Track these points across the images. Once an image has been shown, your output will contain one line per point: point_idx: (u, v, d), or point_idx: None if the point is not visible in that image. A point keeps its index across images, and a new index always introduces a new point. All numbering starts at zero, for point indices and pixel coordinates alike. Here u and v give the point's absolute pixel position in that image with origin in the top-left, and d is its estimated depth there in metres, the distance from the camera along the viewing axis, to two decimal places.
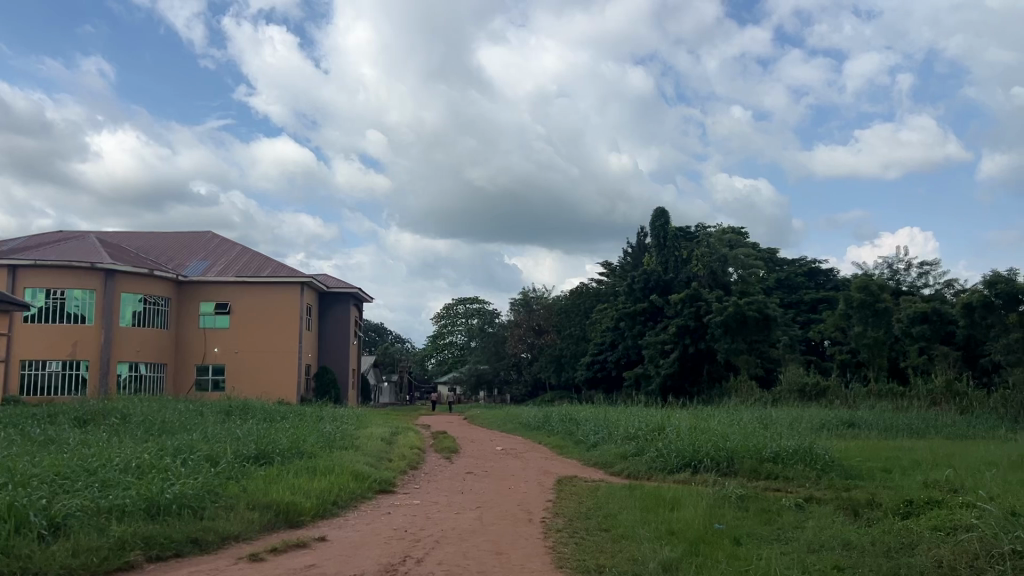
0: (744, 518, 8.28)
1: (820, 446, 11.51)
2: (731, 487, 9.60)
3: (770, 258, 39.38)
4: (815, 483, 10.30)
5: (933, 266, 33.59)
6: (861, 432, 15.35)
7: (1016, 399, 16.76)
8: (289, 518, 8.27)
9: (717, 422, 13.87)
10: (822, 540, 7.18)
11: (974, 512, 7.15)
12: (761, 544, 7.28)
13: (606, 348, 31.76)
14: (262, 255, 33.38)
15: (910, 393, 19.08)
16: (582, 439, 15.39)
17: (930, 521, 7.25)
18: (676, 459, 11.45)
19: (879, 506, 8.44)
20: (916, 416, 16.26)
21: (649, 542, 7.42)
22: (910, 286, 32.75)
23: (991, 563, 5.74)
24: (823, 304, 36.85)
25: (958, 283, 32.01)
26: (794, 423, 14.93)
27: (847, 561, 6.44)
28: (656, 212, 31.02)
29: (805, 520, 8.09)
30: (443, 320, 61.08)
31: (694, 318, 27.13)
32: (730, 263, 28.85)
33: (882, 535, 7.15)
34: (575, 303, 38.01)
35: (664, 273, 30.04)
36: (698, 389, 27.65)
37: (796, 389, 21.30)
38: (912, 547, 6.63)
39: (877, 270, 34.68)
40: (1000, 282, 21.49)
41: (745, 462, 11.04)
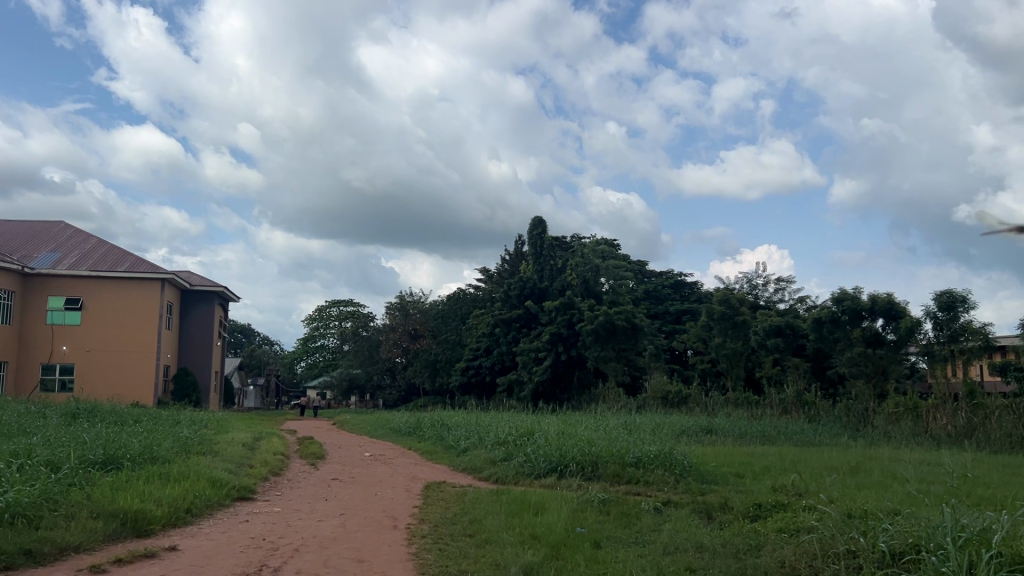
0: (605, 521, 8.47)
1: (678, 451, 11.92)
2: (595, 491, 9.82)
3: (639, 270, 40.81)
4: (673, 487, 10.67)
5: (788, 283, 35.60)
6: (718, 438, 16.07)
7: (857, 409, 17.94)
8: (137, 527, 7.83)
9: (583, 428, 14.15)
10: (677, 542, 7.44)
11: (815, 514, 7.61)
12: (619, 547, 7.46)
13: (480, 354, 31.83)
14: (120, 249, 31.59)
15: (765, 401, 20.14)
16: (452, 444, 15.36)
17: (775, 524, 7.65)
18: (544, 463, 11.64)
19: (730, 509, 8.84)
20: (768, 423, 17.13)
21: (511, 547, 7.46)
22: (766, 301, 34.65)
23: (829, 562, 6.12)
24: (686, 315, 38.48)
25: (810, 298, 34.09)
26: (656, 429, 15.43)
27: (699, 563, 6.69)
28: (534, 221, 31.36)
29: (662, 524, 8.36)
30: (314, 322, 59.67)
31: (566, 325, 27.64)
32: (602, 273, 29.39)
33: (732, 537, 7.47)
34: (452, 308, 38.00)
35: (540, 281, 30.52)
36: (568, 396, 28.16)
37: (660, 397, 22.09)
38: (759, 548, 6.98)
39: (737, 285, 36.45)
40: (846, 299, 23.08)
41: (608, 466, 11.31)
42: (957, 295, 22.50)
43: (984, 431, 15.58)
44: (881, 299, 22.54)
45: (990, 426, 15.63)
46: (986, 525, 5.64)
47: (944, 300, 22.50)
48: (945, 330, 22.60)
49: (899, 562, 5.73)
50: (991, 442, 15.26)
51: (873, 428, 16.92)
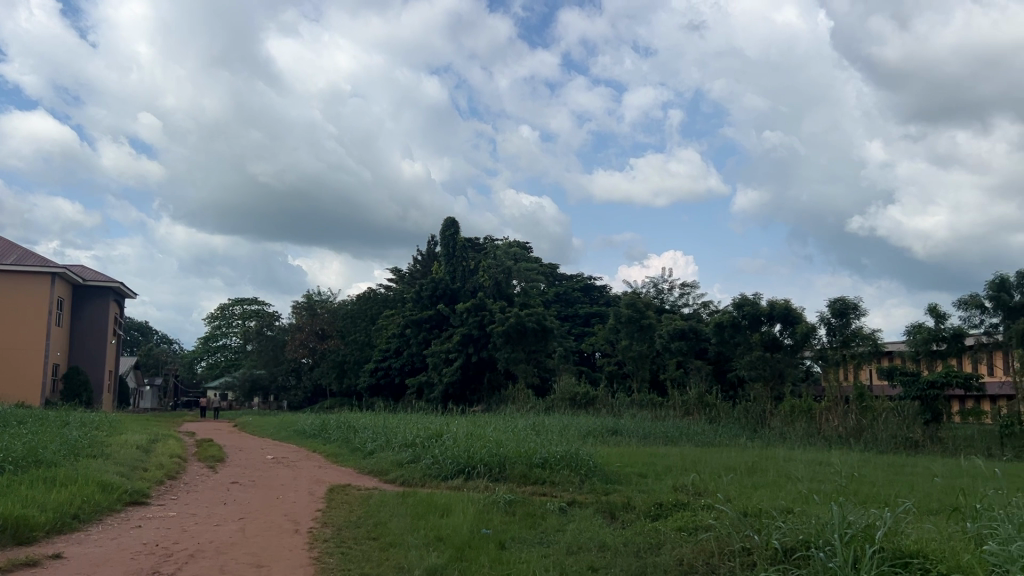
0: (511, 522, 8.51)
1: (584, 451, 12.07)
2: (501, 492, 9.84)
3: (551, 273, 41.27)
4: (578, 487, 10.79)
5: (693, 288, 36.61)
6: (623, 438, 16.40)
7: (755, 411, 18.55)
8: (18, 535, 7.40)
9: (492, 429, 14.19)
10: (581, 542, 7.53)
11: (712, 513, 7.83)
12: (523, 548, 7.50)
13: (389, 355, 31.46)
14: (7, 241, 29.96)
15: (669, 403, 20.60)
16: (358, 446, 15.13)
17: (675, 523, 7.83)
18: (451, 465, 11.60)
19: (633, 508, 9.01)
20: (671, 424, 17.56)
21: (415, 550, 7.38)
22: (671, 305, 35.54)
23: (724, 559, 6.31)
24: (595, 318, 39.10)
25: (712, 303, 35.14)
26: (564, 430, 15.63)
27: (600, 562, 6.79)
28: (447, 221, 31.23)
29: (567, 524, 8.44)
30: (216, 321, 57.97)
31: (477, 326, 27.65)
32: (514, 275, 29.56)
33: (634, 536, 7.60)
34: (361, 308, 37.49)
35: (452, 283, 30.42)
36: (477, 397, 28.12)
37: (568, 398, 22.35)
38: (658, 547, 7.12)
39: (644, 289, 37.23)
40: (746, 304, 23.94)
41: (515, 467, 11.37)
42: (849, 302, 23.60)
43: (872, 431, 16.38)
44: (779, 304, 23.43)
45: (877, 427, 16.43)
46: (871, 522, 5.91)
47: (837, 306, 23.57)
48: (838, 336, 23.68)
49: (790, 558, 5.95)
50: (878, 443, 16.05)
51: (770, 429, 17.51)
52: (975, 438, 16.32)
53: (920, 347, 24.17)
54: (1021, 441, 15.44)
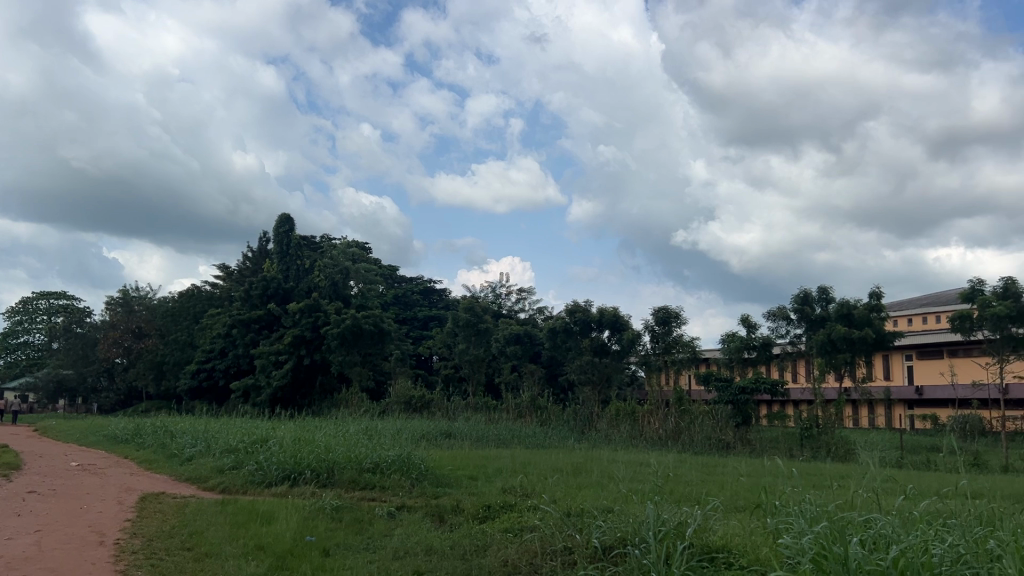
0: (336, 528, 8.32)
1: (416, 455, 12.00)
2: (327, 498, 9.58)
3: (390, 275, 40.91)
4: (408, 491, 10.69)
5: (529, 294, 37.40)
6: (456, 441, 16.51)
7: (583, 414, 19.08)
8: None
9: (322, 433, 13.82)
10: (407, 546, 7.47)
11: (537, 514, 8.01)
12: (348, 554, 7.34)
13: (214, 356, 29.94)
14: None
15: (502, 406, 20.92)
16: (176, 452, 14.29)
17: (502, 524, 7.95)
18: (276, 472, 11.18)
19: (462, 511, 9.05)
20: (503, 427, 17.82)
21: (231, 560, 7.06)
22: (508, 310, 36.11)
23: (546, 559, 6.48)
24: (433, 321, 39.06)
25: (547, 309, 36.02)
26: (397, 434, 15.52)
27: (427, 566, 6.78)
28: (281, 218, 30.20)
29: (394, 528, 8.36)
30: (17, 315, 53.10)
31: (311, 328, 26.87)
32: (351, 276, 29.02)
33: (461, 539, 7.64)
34: (184, 306, 35.51)
35: (284, 282, 29.44)
36: (308, 401, 27.33)
37: (402, 401, 22.19)
38: (484, 549, 7.21)
39: (482, 294, 37.66)
40: (578, 310, 24.70)
41: (344, 473, 11.12)
42: (671, 311, 24.85)
43: (689, 433, 17.36)
44: (608, 312, 24.39)
45: (694, 429, 17.42)
46: (682, 519, 6.23)
47: (661, 315, 24.88)
48: (661, 342, 24.92)
49: (607, 556, 6.18)
50: (694, 444, 17.01)
51: (597, 431, 18.15)
52: (779, 439, 17.67)
53: (733, 355, 25.97)
54: (818, 442, 16.85)
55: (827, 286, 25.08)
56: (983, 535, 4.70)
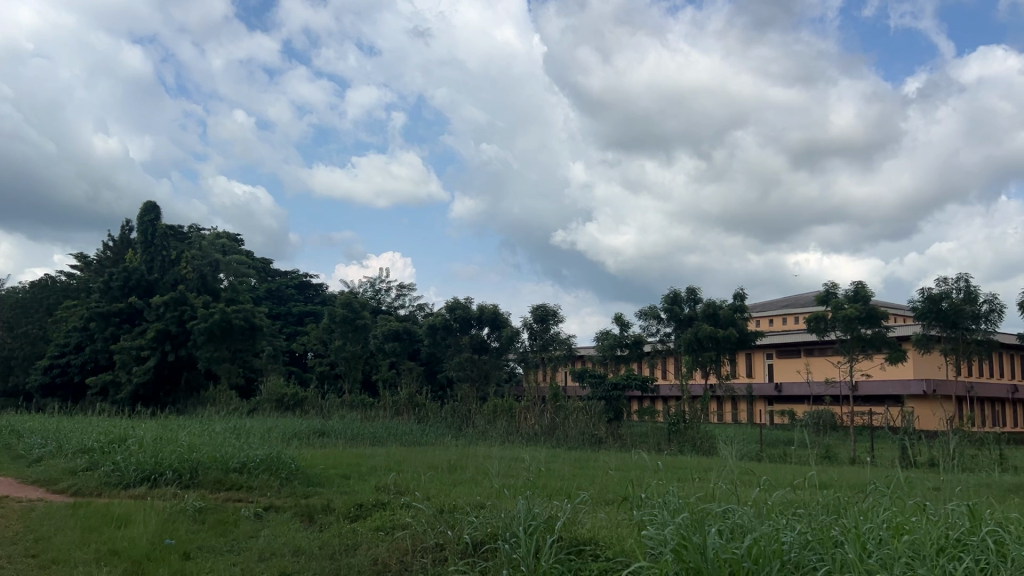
0: (198, 531, 7.98)
1: (286, 454, 11.67)
2: (189, 500, 9.17)
3: (264, 269, 39.69)
4: (276, 491, 10.37)
5: (408, 290, 37.13)
6: (330, 440, 16.15)
7: (460, 411, 19.05)
8: None
9: (186, 432, 13.24)
10: (274, 548, 7.24)
11: (410, 512, 7.95)
12: (210, 557, 7.05)
13: (69, 351, 28.13)
14: None
15: (378, 403, 20.65)
16: (22, 453, 13.32)
17: (373, 523, 7.84)
18: (134, 473, 10.62)
19: (332, 511, 8.86)
20: (379, 425, 17.58)
21: (81, 567, 6.63)
22: (387, 306, 35.73)
23: (417, 556, 6.44)
24: (309, 317, 38.13)
25: (427, 305, 35.85)
26: (267, 432, 15.00)
27: (294, 566, 6.61)
28: (146, 206, 28.66)
29: (260, 529, 8.11)
30: None
31: (176, 322, 25.67)
32: (221, 269, 27.90)
33: (330, 538, 7.48)
34: (36, 297, 33.20)
35: (148, 273, 27.98)
36: (173, 399, 26.12)
37: (274, 399, 21.54)
38: (354, 548, 7.08)
39: (360, 289, 37.09)
40: (458, 308, 24.71)
41: (209, 473, 10.67)
42: (550, 309, 25.34)
43: (563, 429, 17.65)
44: (488, 309, 24.57)
45: (569, 425, 17.75)
46: (552, 513, 6.33)
47: (539, 313, 25.28)
48: (538, 340, 25.44)
49: (478, 552, 6.21)
50: (568, 439, 17.31)
51: (474, 427, 18.15)
52: (647, 434, 18.24)
53: (607, 352, 26.83)
54: (684, 437, 17.52)
55: (696, 287, 26.10)
56: (829, 523, 4.98)
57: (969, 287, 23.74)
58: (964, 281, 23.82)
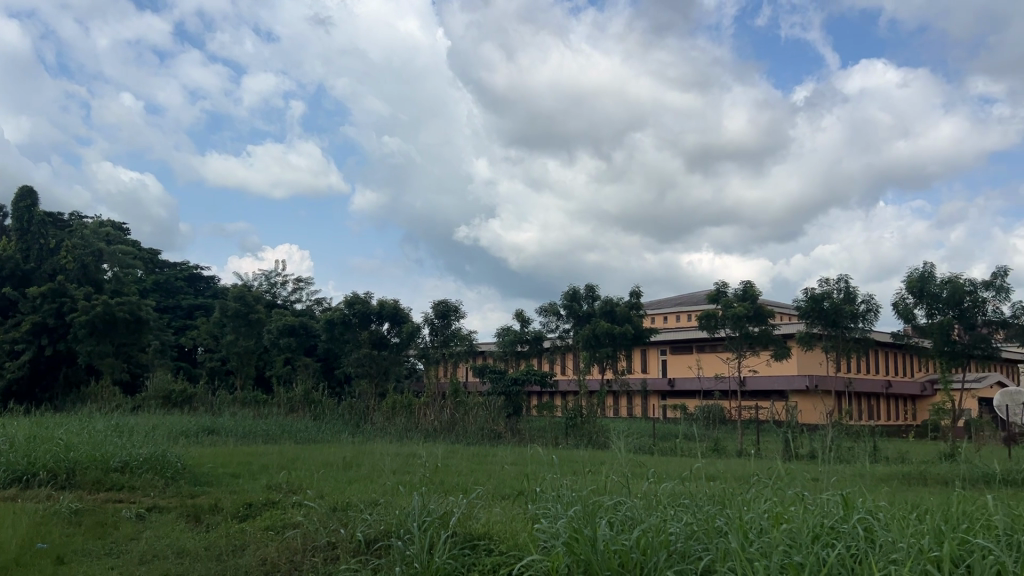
0: (74, 534, 7.58)
1: (172, 452, 11.22)
2: (64, 502, 8.68)
3: (151, 259, 38.04)
4: (161, 491, 9.95)
5: (305, 283, 36.35)
6: (219, 438, 15.62)
7: (357, 408, 18.76)
8: None
9: (62, 431, 12.52)
10: (156, 549, 6.95)
11: (301, 510, 7.77)
12: (86, 561, 6.70)
13: None
14: None
15: (272, 400, 20.14)
16: None
17: (263, 522, 7.63)
18: (4, 474, 9.98)
19: (220, 510, 8.57)
20: (272, 421, 17.12)
21: None
22: (283, 300, 34.89)
23: (307, 555, 6.30)
24: (199, 310, 36.80)
25: (325, 300, 35.19)
26: (151, 430, 14.34)
27: (177, 569, 6.36)
28: (22, 191, 26.93)
29: (143, 530, 7.76)
30: None
31: (54, 315, 24.29)
32: (105, 260, 26.56)
33: (216, 539, 7.23)
34: None
35: (24, 263, 26.32)
36: (49, 396, 24.72)
37: (161, 396, 20.69)
38: (242, 549, 6.87)
39: (255, 282, 35.98)
40: (357, 302, 24.33)
41: (87, 473, 10.14)
42: (451, 305, 25.38)
43: (463, 425, 17.65)
44: (388, 304, 24.37)
45: (468, 420, 17.76)
46: (446, 509, 6.32)
47: (440, 308, 25.15)
48: (439, 335, 25.27)
49: (371, 549, 6.13)
50: (467, 434, 17.30)
51: (371, 423, 17.89)
52: (546, 428, 18.45)
53: (508, 348, 27.06)
54: (581, 431, 17.82)
55: (594, 285, 26.56)
56: (714, 513, 5.15)
57: (849, 288, 25.09)
58: (844, 282, 25.13)
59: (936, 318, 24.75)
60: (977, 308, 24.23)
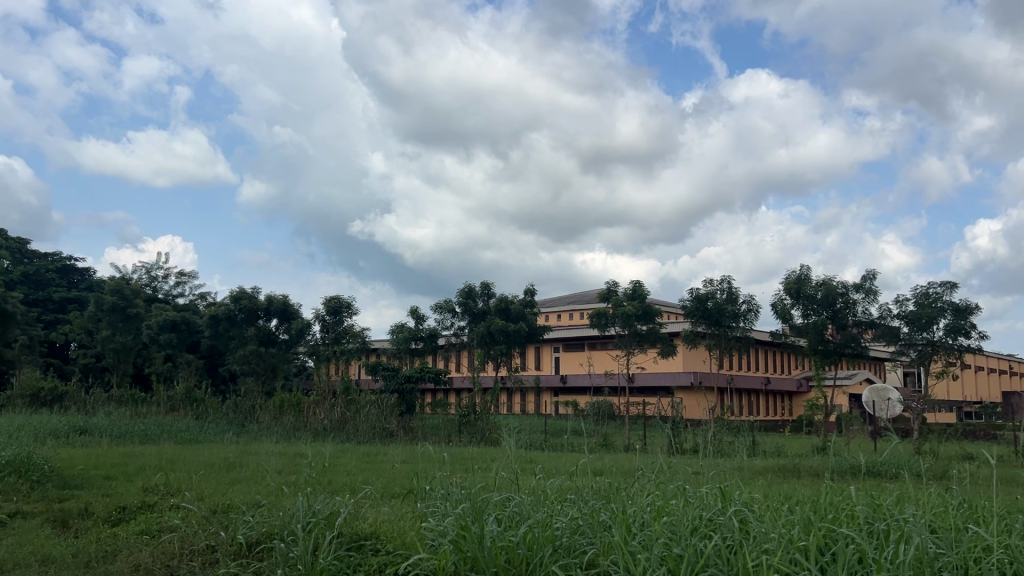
0: None
1: (38, 455, 10.54)
2: None
3: (19, 249, 35.69)
4: (25, 495, 9.34)
5: (189, 277, 34.95)
6: (92, 439, 14.83)
7: (243, 406, 18.18)
8: None
9: None
10: (18, 557, 6.52)
11: (178, 513, 7.46)
12: None
13: None
14: None
15: (151, 399, 19.26)
16: None
17: (137, 526, 7.28)
18: None
19: (90, 515, 8.13)
20: (151, 421, 16.36)
21: None
22: (165, 294, 33.43)
23: (184, 560, 6.05)
24: (73, 304, 34.81)
25: (210, 294, 33.93)
26: (15, 432, 13.46)
27: None
28: None
29: (3, 538, 7.26)
30: None
31: None
32: None
33: (85, 545, 6.86)
34: None
35: None
36: None
37: (28, 395, 19.49)
38: (114, 555, 6.54)
39: (134, 274, 34.34)
40: (243, 298, 23.57)
41: None
42: (343, 301, 24.87)
43: (353, 424, 17.34)
44: (277, 300, 23.74)
45: (359, 419, 17.47)
46: (333, 509, 6.19)
47: (331, 305, 24.69)
48: (330, 332, 24.78)
49: (252, 553, 5.95)
50: (358, 433, 17.02)
51: (257, 422, 17.35)
52: (438, 426, 18.38)
53: (401, 345, 26.80)
54: (473, 428, 17.85)
55: (489, 282, 26.66)
56: (599, 508, 5.24)
57: (731, 289, 26.08)
58: (726, 283, 26.11)
59: (811, 318, 26.05)
60: (848, 309, 25.64)
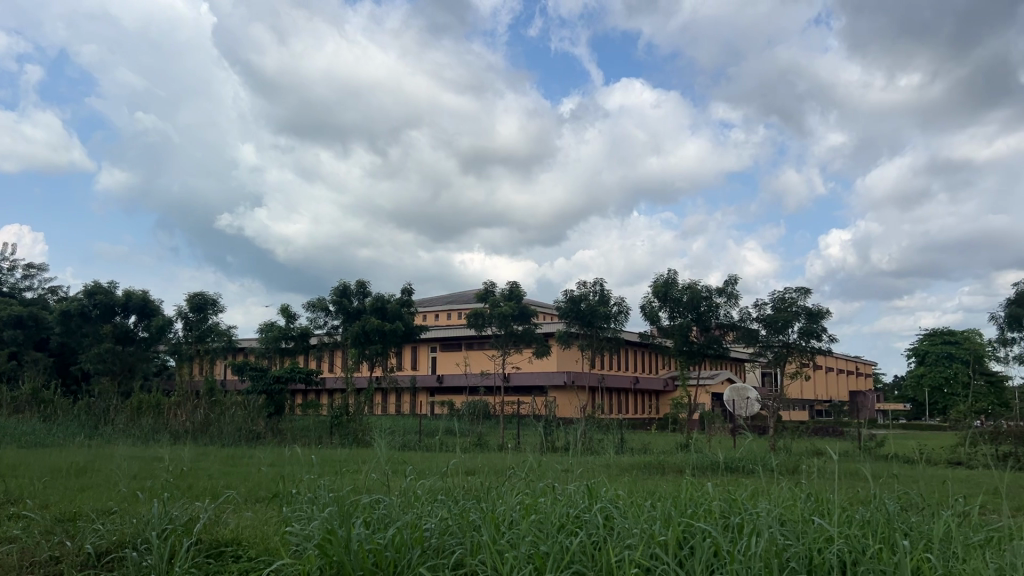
0: None
1: None
2: None
3: None
4: None
5: (39, 270, 32.67)
6: None
7: (96, 408, 17.13)
8: None
9: None
10: None
11: (19, 523, 6.93)
12: None
13: None
14: None
15: None
16: None
17: None
18: None
19: None
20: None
21: None
22: (11, 288, 31.10)
23: (23, 572, 5.61)
24: None
25: (62, 289, 31.82)
26: None
27: None
28: None
29: None
30: None
31: None
32: None
33: None
34: None
35: None
36: None
37: None
38: None
39: None
40: (99, 292, 22.30)
41: None
42: (208, 298, 23.91)
43: (218, 425, 16.66)
44: (135, 295, 22.58)
45: (223, 420, 16.78)
46: (192, 515, 5.91)
47: (196, 302, 23.55)
48: (194, 330, 23.71)
49: (101, 562, 5.59)
50: (222, 436, 16.36)
51: (112, 425, 16.40)
52: (308, 428, 17.94)
53: (270, 344, 26.01)
54: (345, 430, 17.53)
55: (364, 281, 26.27)
56: (469, 508, 5.23)
57: (603, 291, 26.76)
58: (599, 285, 26.80)
59: (677, 321, 27.11)
60: (712, 312, 26.82)
